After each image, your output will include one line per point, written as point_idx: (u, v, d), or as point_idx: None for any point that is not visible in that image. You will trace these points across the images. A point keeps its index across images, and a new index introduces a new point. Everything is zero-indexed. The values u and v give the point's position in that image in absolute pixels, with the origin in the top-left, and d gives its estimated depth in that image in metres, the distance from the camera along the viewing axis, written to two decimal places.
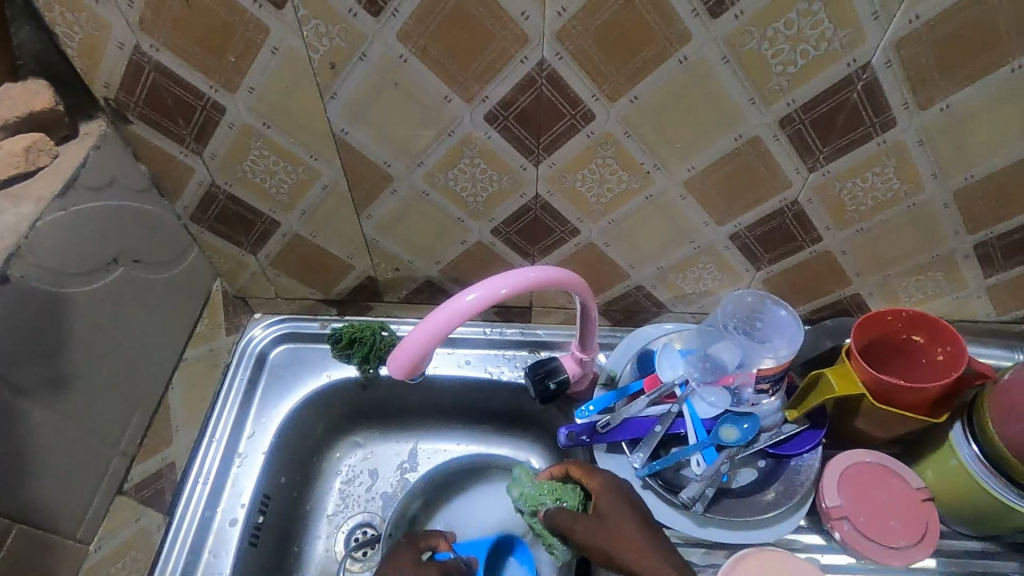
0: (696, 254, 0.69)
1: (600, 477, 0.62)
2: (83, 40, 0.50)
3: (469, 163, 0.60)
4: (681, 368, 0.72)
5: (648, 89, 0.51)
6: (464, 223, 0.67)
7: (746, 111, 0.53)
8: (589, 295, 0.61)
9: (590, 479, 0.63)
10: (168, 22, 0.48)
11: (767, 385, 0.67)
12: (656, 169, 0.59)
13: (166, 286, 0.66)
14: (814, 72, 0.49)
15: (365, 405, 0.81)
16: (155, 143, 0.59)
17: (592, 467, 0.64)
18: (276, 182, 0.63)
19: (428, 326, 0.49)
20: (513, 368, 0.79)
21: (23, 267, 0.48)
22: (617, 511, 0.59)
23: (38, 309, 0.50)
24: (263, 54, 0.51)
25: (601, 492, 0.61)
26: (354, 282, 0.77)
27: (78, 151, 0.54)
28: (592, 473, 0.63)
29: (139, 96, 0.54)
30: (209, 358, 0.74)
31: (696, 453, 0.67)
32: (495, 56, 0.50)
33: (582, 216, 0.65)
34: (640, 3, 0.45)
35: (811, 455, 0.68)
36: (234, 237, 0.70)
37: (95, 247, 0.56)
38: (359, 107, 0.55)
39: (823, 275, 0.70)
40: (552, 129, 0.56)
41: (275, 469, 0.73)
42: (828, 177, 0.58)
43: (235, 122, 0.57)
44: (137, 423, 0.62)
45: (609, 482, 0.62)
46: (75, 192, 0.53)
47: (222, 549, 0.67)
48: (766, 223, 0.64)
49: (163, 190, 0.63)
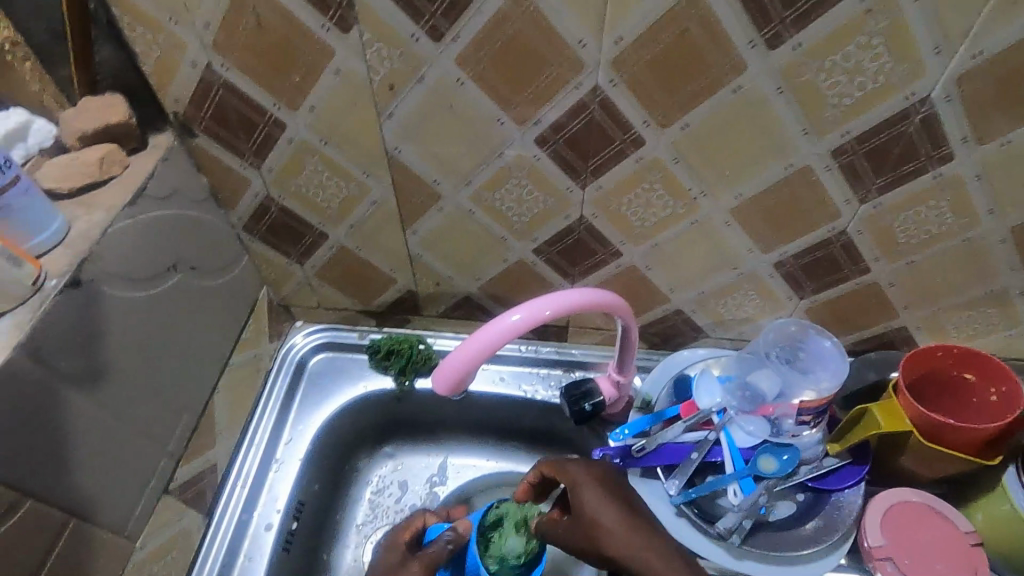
0: (738, 281, 0.68)
1: (577, 472, 0.62)
2: (160, 59, 0.53)
3: (516, 184, 0.61)
4: (720, 396, 0.71)
5: (699, 117, 0.52)
6: (506, 242, 0.68)
7: (798, 141, 0.53)
8: (631, 320, 0.61)
9: (565, 475, 0.62)
10: (240, 44, 0.51)
11: (808, 416, 0.67)
12: (703, 196, 0.59)
13: (218, 293, 0.68)
14: (869, 105, 0.49)
15: (398, 417, 0.82)
16: (216, 156, 0.61)
17: (567, 462, 0.63)
18: (327, 196, 0.65)
19: (472, 345, 0.50)
20: (547, 386, 0.79)
21: (93, 271, 0.51)
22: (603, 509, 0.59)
23: (104, 312, 0.52)
24: (326, 75, 0.53)
25: (583, 485, 0.61)
26: (394, 295, 0.79)
27: (146, 162, 0.57)
28: (565, 468, 0.62)
29: (206, 112, 0.57)
30: (252, 364, 0.76)
31: (733, 483, 0.66)
32: (549, 81, 0.51)
33: (624, 239, 0.65)
34: (696, 34, 0.46)
35: (853, 491, 0.66)
36: (283, 248, 0.72)
37: (157, 253, 0.58)
38: (412, 127, 0.56)
39: (868, 307, 0.69)
40: (601, 153, 0.56)
41: (310, 476, 0.74)
42: (880, 208, 0.57)
43: (293, 138, 0.59)
44: (184, 425, 0.64)
45: (590, 475, 0.62)
46: (143, 201, 0.56)
47: (256, 554, 0.68)
48: (812, 252, 0.63)
49: (219, 201, 0.66)
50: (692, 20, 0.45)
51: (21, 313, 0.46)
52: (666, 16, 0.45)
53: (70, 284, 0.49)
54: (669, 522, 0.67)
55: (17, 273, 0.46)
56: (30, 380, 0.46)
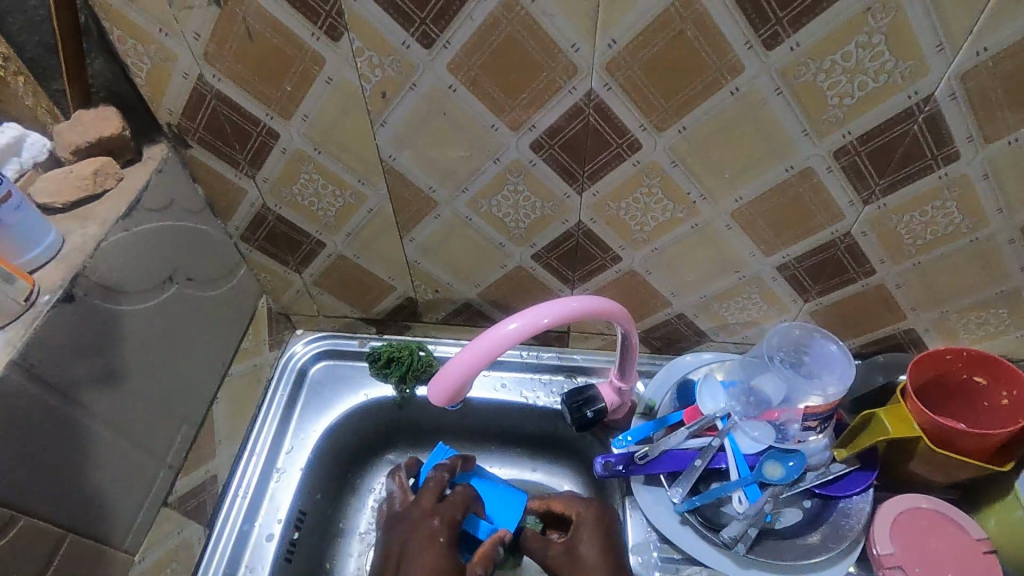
0: (741, 284, 0.67)
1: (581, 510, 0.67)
2: (153, 71, 0.52)
3: (513, 189, 0.60)
4: (723, 401, 0.69)
5: (697, 120, 0.51)
6: (505, 248, 0.67)
7: (799, 143, 0.51)
8: (631, 326, 0.60)
9: (572, 511, 0.68)
10: (231, 54, 0.51)
11: (815, 421, 0.65)
12: (703, 200, 0.58)
13: (216, 303, 0.68)
14: (871, 105, 0.48)
15: (400, 425, 0.81)
16: (211, 166, 0.61)
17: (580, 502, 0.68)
18: (323, 205, 0.65)
19: (468, 355, 0.49)
20: (549, 393, 0.79)
21: (87, 284, 0.50)
22: (591, 547, 0.64)
23: (100, 325, 0.52)
24: (318, 84, 0.52)
25: (588, 526, 0.65)
26: (393, 303, 0.78)
27: (141, 174, 0.57)
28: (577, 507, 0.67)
29: (200, 123, 0.57)
30: (252, 373, 0.76)
31: (738, 490, 0.65)
32: (543, 86, 0.50)
33: (624, 244, 0.64)
34: (692, 35, 0.45)
35: (860, 497, 0.65)
36: (281, 257, 0.72)
37: (153, 265, 0.58)
38: (406, 134, 0.56)
39: (874, 309, 0.67)
40: (598, 157, 0.56)
41: (311, 485, 0.74)
42: (884, 209, 0.56)
43: (288, 148, 0.58)
44: (184, 436, 0.64)
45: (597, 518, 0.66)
46: (138, 213, 0.55)
47: (257, 564, 0.68)
48: (816, 254, 0.62)
49: (216, 211, 0.66)
50: (686, 23, 0.44)
51: (14, 329, 0.46)
52: (659, 19, 0.44)
53: (64, 299, 0.48)
54: (673, 530, 0.67)
55: (11, 289, 0.45)
56: (25, 395, 0.45)
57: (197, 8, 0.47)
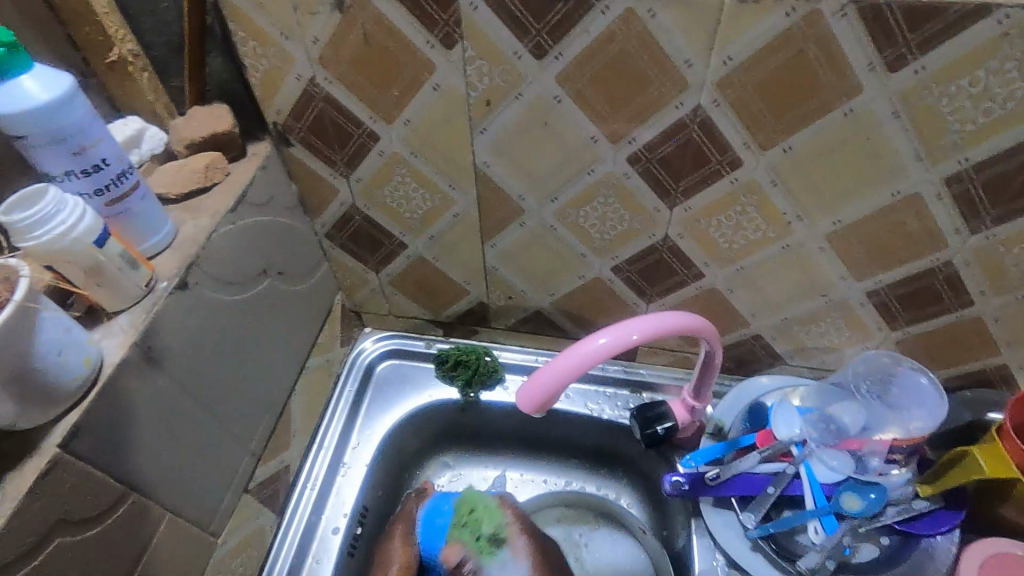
0: (827, 308, 0.65)
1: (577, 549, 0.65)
2: (269, 73, 0.55)
3: (603, 202, 0.60)
4: (799, 427, 0.66)
5: (805, 140, 0.50)
6: (585, 259, 0.67)
7: (910, 167, 0.50)
8: (716, 343, 0.59)
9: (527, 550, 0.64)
10: (344, 59, 0.52)
11: (899, 455, 0.65)
12: (798, 221, 0.57)
13: (299, 296, 0.70)
14: (992, 133, 0.46)
15: (462, 428, 0.81)
16: (309, 165, 0.63)
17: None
18: (411, 208, 0.66)
19: (560, 367, 0.49)
20: (614, 406, 0.78)
21: (198, 274, 0.53)
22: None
23: (207, 312, 0.54)
24: (425, 90, 0.53)
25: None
26: (465, 306, 0.79)
27: (246, 170, 0.59)
28: None
29: (305, 123, 0.59)
30: (325, 368, 0.78)
31: (814, 520, 0.63)
32: (651, 99, 0.50)
33: (708, 261, 0.64)
34: (813, 56, 0.44)
35: (945, 537, 0.63)
36: (363, 256, 0.74)
37: (250, 258, 0.60)
38: (503, 141, 0.56)
39: (968, 343, 0.64)
40: (694, 173, 0.55)
41: (375, 482, 0.74)
42: (993, 240, 0.53)
43: (385, 150, 0.60)
44: (264, 425, 0.66)
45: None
46: (243, 208, 0.58)
47: (324, 557, 0.68)
48: (911, 282, 0.60)
49: (307, 208, 0.68)
50: (809, 42, 0.44)
51: (136, 312, 0.48)
52: (781, 37, 0.44)
53: (179, 287, 0.51)
54: (742, 555, 0.66)
55: (135, 275, 0.48)
56: (140, 376, 0.48)
57: (320, 13, 0.49)
